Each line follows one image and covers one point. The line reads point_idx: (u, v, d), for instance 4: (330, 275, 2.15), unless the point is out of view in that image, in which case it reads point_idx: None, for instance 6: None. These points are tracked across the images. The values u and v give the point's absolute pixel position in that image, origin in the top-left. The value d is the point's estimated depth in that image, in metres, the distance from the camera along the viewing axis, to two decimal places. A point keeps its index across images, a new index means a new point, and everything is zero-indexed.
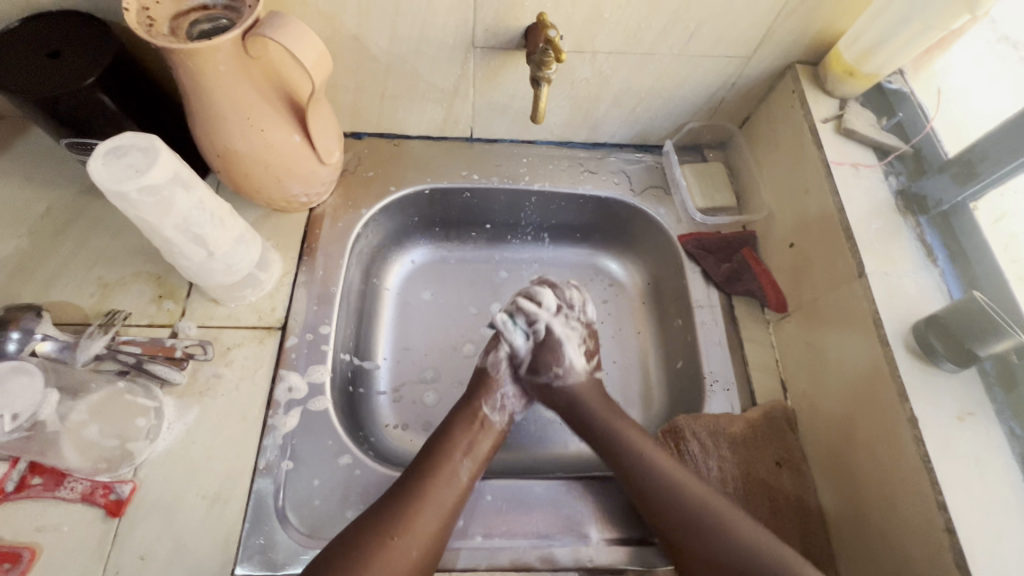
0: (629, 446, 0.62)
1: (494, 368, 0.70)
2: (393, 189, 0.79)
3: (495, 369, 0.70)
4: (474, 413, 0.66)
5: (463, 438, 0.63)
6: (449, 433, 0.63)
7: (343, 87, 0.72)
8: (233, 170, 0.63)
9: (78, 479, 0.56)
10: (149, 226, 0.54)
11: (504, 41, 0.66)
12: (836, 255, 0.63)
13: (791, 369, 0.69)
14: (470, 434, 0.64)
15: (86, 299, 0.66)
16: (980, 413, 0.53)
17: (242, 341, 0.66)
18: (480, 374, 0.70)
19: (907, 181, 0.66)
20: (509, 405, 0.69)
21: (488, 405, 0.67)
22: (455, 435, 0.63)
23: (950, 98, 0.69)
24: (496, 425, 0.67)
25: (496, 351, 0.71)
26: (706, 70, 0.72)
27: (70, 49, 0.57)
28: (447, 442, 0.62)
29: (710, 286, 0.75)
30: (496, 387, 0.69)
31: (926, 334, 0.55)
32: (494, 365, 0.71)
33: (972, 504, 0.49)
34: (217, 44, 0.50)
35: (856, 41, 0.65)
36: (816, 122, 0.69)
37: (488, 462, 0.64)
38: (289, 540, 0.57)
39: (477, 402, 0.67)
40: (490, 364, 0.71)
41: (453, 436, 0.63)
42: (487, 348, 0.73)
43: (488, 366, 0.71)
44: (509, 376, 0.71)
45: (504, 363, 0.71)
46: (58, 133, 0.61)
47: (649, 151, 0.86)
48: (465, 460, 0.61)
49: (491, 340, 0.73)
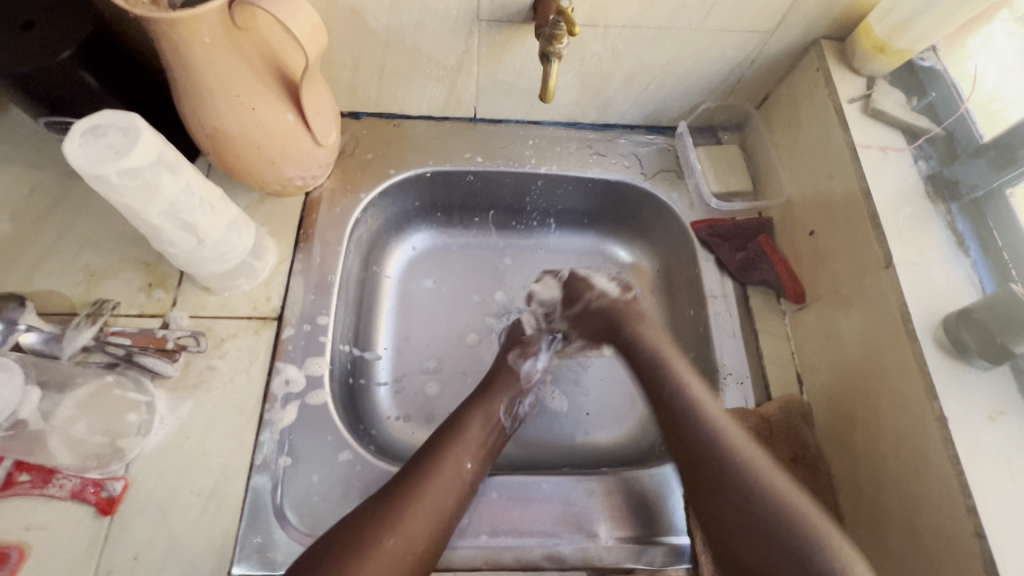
0: (689, 416, 0.58)
1: (527, 377, 0.69)
2: (393, 172, 0.75)
3: (524, 377, 0.68)
4: (489, 413, 0.63)
5: (471, 437, 0.60)
6: (456, 431, 0.60)
7: (340, 63, 0.68)
8: (223, 151, 0.59)
9: (68, 476, 0.54)
10: (134, 213, 0.50)
11: (511, 14, 0.62)
12: (860, 243, 0.60)
13: (808, 362, 0.66)
14: (477, 433, 0.61)
15: (73, 288, 0.63)
16: (1012, 412, 0.51)
17: (237, 332, 0.64)
18: (502, 372, 0.68)
19: (937, 167, 0.63)
20: (522, 412, 0.68)
21: (503, 407, 0.65)
22: (463, 432, 0.60)
23: (987, 77, 0.65)
24: (506, 429, 0.65)
25: (534, 359, 0.70)
26: (725, 46, 0.68)
27: (45, 21, 0.54)
28: (455, 439, 0.59)
29: (723, 275, 0.72)
30: (519, 395, 0.67)
31: (958, 329, 0.52)
32: (528, 374, 0.69)
33: (1005, 509, 0.46)
34: (202, 13, 0.46)
35: (888, 14, 0.61)
36: (842, 103, 0.65)
37: (489, 461, 0.61)
38: (287, 539, 0.55)
39: (491, 400, 0.64)
40: (524, 371, 0.69)
41: (460, 435, 0.60)
42: (523, 351, 0.70)
43: (519, 370, 0.68)
44: (534, 388, 0.69)
45: (538, 373, 0.70)
46: (35, 112, 0.57)
47: (662, 133, 0.82)
48: (469, 458, 0.59)
49: (529, 344, 0.71)
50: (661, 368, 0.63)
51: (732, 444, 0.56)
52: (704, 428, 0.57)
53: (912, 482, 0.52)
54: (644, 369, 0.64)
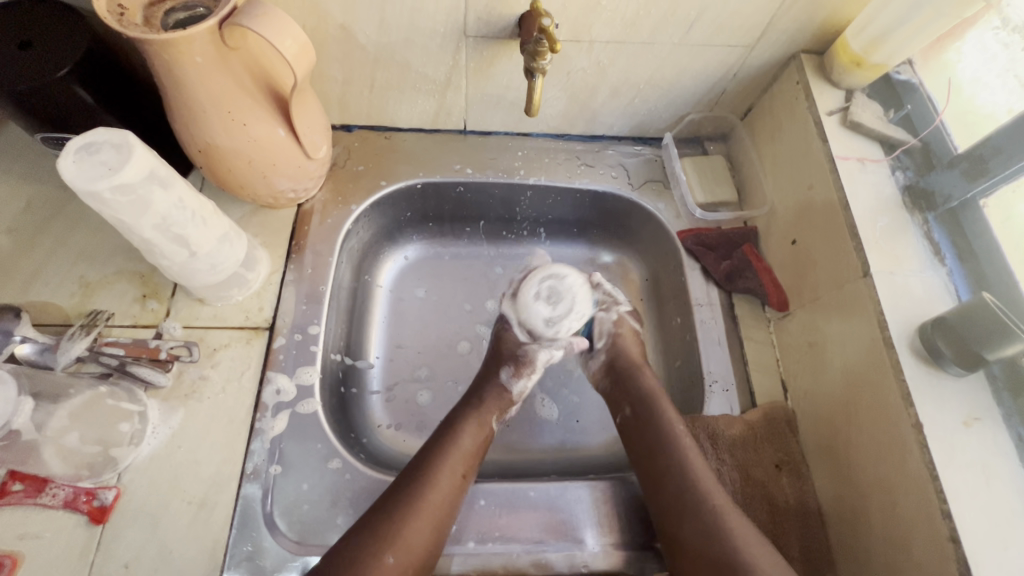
0: (670, 455, 0.59)
1: (520, 394, 0.70)
2: (383, 183, 0.77)
3: (518, 395, 0.69)
4: (482, 421, 0.65)
5: (466, 442, 0.62)
6: (451, 437, 0.61)
7: (330, 78, 0.70)
8: (215, 165, 0.61)
9: (60, 485, 0.55)
10: (126, 228, 0.52)
11: (497, 30, 0.64)
12: (838, 252, 0.61)
13: (791, 370, 0.67)
14: (470, 441, 0.62)
15: (67, 299, 0.64)
16: (987, 419, 0.52)
17: (229, 342, 0.65)
18: (499, 393, 0.68)
19: (914, 176, 0.64)
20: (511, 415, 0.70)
21: (497, 416, 0.66)
22: (455, 439, 0.61)
23: (962, 89, 0.67)
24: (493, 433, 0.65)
25: (528, 377, 0.70)
26: (707, 60, 0.70)
27: (41, 40, 0.55)
28: (448, 445, 0.61)
29: (709, 284, 0.74)
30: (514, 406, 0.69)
31: (932, 337, 0.53)
32: (522, 391, 0.70)
33: (979, 515, 0.47)
34: (192, 35, 0.48)
35: (863, 30, 0.63)
36: (821, 115, 0.67)
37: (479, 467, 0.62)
38: (277, 547, 0.56)
39: (483, 408, 0.65)
40: (518, 390, 0.69)
41: (454, 441, 0.61)
42: (517, 369, 0.69)
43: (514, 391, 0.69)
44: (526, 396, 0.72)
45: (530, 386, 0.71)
46: (31, 127, 0.59)
47: (649, 144, 0.83)
48: (462, 463, 0.60)
49: (526, 364, 0.70)
50: (652, 407, 0.64)
51: (699, 483, 0.57)
52: (676, 468, 0.58)
53: (890, 486, 0.53)
54: (647, 436, 0.62)
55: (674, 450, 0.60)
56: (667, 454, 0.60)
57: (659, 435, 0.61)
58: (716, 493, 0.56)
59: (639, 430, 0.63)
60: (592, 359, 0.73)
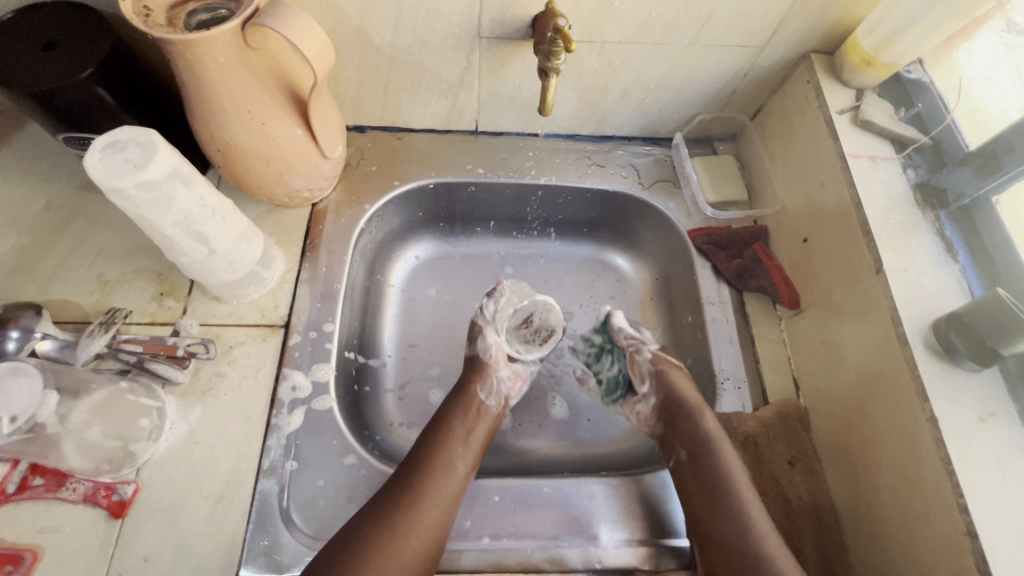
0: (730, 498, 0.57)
1: (486, 354, 0.70)
2: (396, 183, 0.77)
3: (486, 356, 0.70)
4: (471, 401, 0.66)
5: (460, 425, 0.63)
6: (446, 422, 0.63)
7: (345, 79, 0.71)
8: (234, 165, 0.62)
9: (80, 480, 0.55)
10: (148, 224, 0.52)
11: (511, 31, 0.65)
12: (852, 250, 0.62)
13: (803, 367, 0.67)
14: (465, 422, 0.64)
15: (86, 297, 0.65)
16: (1002, 414, 0.52)
17: (245, 339, 0.65)
18: (471, 362, 0.70)
19: (926, 174, 0.65)
20: (504, 390, 0.69)
21: (483, 390, 0.67)
22: (450, 423, 0.63)
23: (972, 88, 0.67)
24: (491, 410, 0.67)
25: (484, 337, 0.71)
26: (718, 60, 0.70)
27: (64, 42, 0.56)
28: (444, 429, 0.62)
29: (720, 282, 0.74)
30: (492, 372, 0.69)
31: (947, 332, 0.53)
32: (485, 350, 0.70)
33: (996, 508, 0.47)
34: (215, 35, 0.49)
35: (873, 30, 0.63)
36: (832, 114, 0.67)
37: (484, 448, 0.64)
38: (293, 542, 0.56)
39: (470, 387, 0.67)
40: (481, 350, 0.71)
41: (449, 425, 0.63)
42: (472, 338, 0.72)
43: (478, 353, 0.71)
44: (503, 360, 0.70)
45: (496, 348, 0.71)
46: (54, 128, 0.60)
47: (659, 144, 0.84)
48: (461, 447, 0.61)
49: (475, 329, 0.72)
50: (709, 447, 0.60)
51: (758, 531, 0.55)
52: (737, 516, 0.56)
53: (903, 473, 0.53)
54: (700, 488, 0.59)
55: (729, 509, 0.56)
56: (727, 514, 0.56)
57: (717, 486, 0.58)
58: (775, 550, 0.53)
59: (694, 474, 0.60)
60: (641, 403, 0.69)
